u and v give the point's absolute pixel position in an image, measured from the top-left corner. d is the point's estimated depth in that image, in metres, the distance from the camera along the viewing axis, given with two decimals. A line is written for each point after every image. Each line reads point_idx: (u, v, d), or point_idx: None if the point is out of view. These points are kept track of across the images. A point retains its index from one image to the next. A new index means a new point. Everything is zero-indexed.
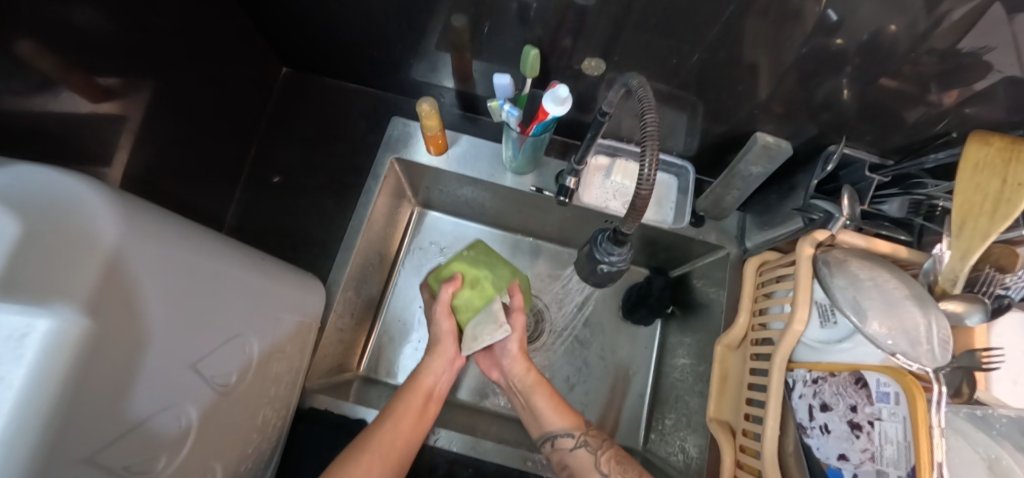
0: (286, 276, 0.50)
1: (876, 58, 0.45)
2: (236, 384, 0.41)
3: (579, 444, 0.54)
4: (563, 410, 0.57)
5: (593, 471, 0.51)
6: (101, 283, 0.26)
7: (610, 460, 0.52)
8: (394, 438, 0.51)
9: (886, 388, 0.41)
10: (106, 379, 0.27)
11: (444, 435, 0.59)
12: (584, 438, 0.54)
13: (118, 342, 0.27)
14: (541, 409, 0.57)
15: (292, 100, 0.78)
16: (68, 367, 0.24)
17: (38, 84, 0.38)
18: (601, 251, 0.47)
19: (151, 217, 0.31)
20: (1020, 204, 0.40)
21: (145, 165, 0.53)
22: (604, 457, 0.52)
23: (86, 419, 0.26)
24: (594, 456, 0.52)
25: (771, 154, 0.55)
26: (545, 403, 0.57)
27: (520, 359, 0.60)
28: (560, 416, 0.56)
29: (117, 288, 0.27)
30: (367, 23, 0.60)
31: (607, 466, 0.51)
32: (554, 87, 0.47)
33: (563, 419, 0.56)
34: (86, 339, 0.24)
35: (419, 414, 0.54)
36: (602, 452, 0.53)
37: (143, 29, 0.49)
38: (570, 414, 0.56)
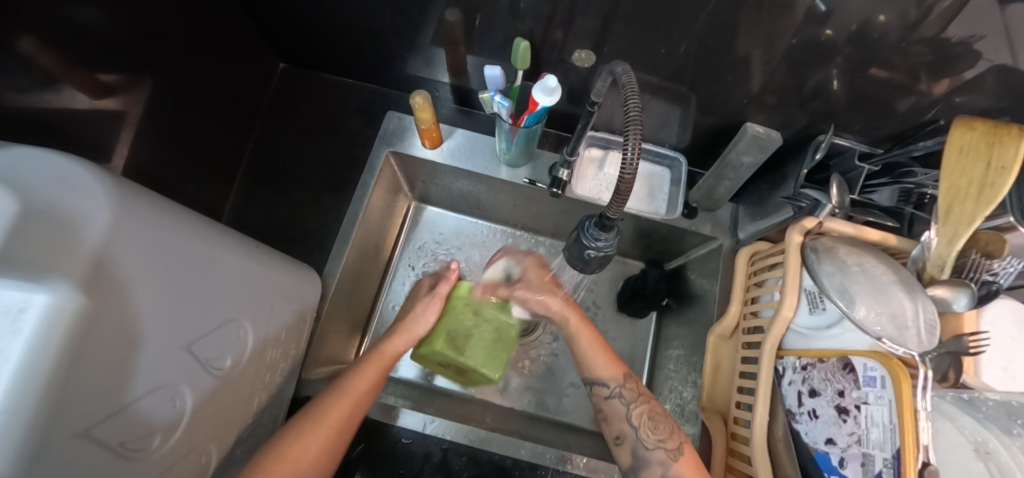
0: (283, 266, 0.50)
1: (866, 48, 0.45)
2: (232, 368, 0.42)
3: (614, 394, 0.54)
4: (609, 361, 0.56)
5: (623, 420, 0.53)
6: (92, 261, 0.26)
7: (642, 414, 0.52)
8: (330, 431, 0.48)
9: (873, 372, 0.41)
10: (99, 356, 0.27)
11: (438, 423, 0.58)
12: (619, 389, 0.54)
13: (110, 320, 0.28)
14: (587, 358, 0.56)
15: (289, 95, 0.78)
16: (62, 342, 0.24)
17: (43, 79, 0.39)
18: (588, 236, 0.47)
19: (146, 203, 0.32)
20: (1004, 187, 0.41)
21: (143, 159, 0.54)
22: (636, 411, 0.52)
23: (78, 399, 0.26)
24: (626, 408, 0.53)
25: (761, 144, 0.56)
26: (590, 353, 0.56)
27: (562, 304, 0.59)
28: (605, 365, 0.55)
29: (109, 269, 0.28)
30: (363, 18, 0.61)
31: (636, 419, 0.52)
32: (543, 77, 0.48)
33: (608, 368, 0.55)
34: (79, 316, 0.25)
35: (371, 388, 0.53)
36: (635, 405, 0.53)
37: (142, 25, 0.50)
38: (614, 362, 0.55)
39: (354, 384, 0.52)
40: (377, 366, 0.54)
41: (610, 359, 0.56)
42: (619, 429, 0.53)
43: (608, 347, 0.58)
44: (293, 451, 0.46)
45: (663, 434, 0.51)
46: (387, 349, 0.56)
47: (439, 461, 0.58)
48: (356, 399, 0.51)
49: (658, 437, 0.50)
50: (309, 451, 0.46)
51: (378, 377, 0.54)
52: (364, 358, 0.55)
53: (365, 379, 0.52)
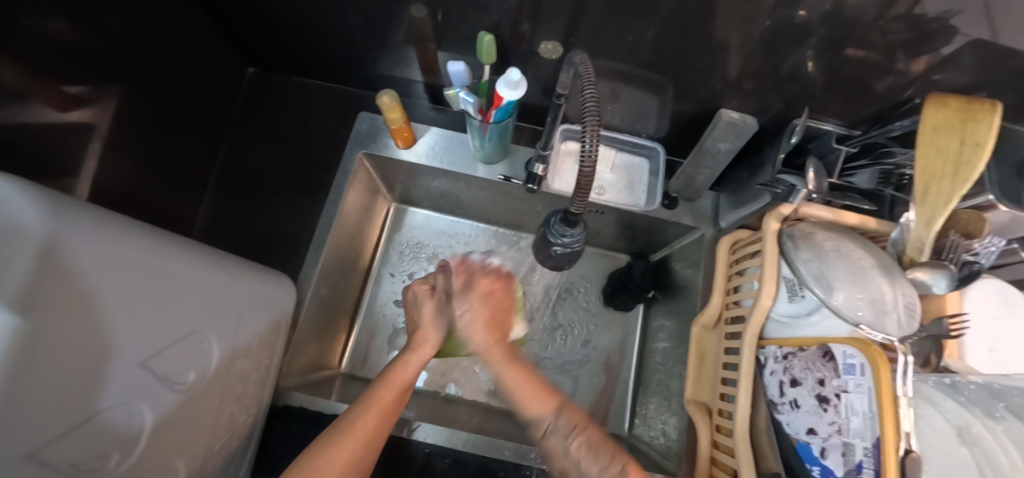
0: (250, 274, 0.50)
1: (839, 28, 0.44)
2: (196, 382, 0.41)
3: (548, 431, 0.50)
4: (536, 395, 0.51)
5: (565, 458, 0.49)
6: (37, 276, 0.25)
7: (580, 446, 0.47)
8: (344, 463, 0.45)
9: (852, 360, 0.40)
10: (51, 374, 0.26)
11: (422, 427, 0.58)
12: (552, 424, 0.50)
13: (59, 336, 0.27)
14: (514, 391, 0.52)
15: (259, 100, 0.77)
16: (10, 363, 0.23)
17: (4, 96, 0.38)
18: (554, 232, 0.46)
19: (89, 217, 0.30)
20: (978, 165, 0.40)
21: (111, 169, 0.53)
22: (573, 444, 0.48)
23: (27, 419, 0.25)
24: (563, 443, 0.49)
25: (737, 130, 0.55)
26: (517, 384, 0.51)
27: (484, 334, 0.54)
28: (534, 399, 0.51)
29: (57, 283, 0.27)
30: (328, 18, 0.60)
31: (576, 454, 0.47)
32: (507, 71, 0.47)
33: (537, 404, 0.51)
34: (29, 335, 0.24)
35: (386, 415, 0.50)
36: (573, 439, 0.48)
37: (106, 35, 0.49)
38: (546, 395, 0.51)
39: (382, 391, 0.51)
40: (402, 374, 0.54)
41: (540, 391, 0.51)
42: (563, 466, 0.49)
43: (537, 378, 0.52)
44: (327, 463, 0.44)
45: (605, 461, 0.45)
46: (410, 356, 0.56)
47: (423, 466, 0.57)
48: (386, 406, 0.50)
49: (601, 465, 0.45)
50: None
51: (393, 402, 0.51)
52: (387, 369, 0.55)
53: (394, 386, 0.52)
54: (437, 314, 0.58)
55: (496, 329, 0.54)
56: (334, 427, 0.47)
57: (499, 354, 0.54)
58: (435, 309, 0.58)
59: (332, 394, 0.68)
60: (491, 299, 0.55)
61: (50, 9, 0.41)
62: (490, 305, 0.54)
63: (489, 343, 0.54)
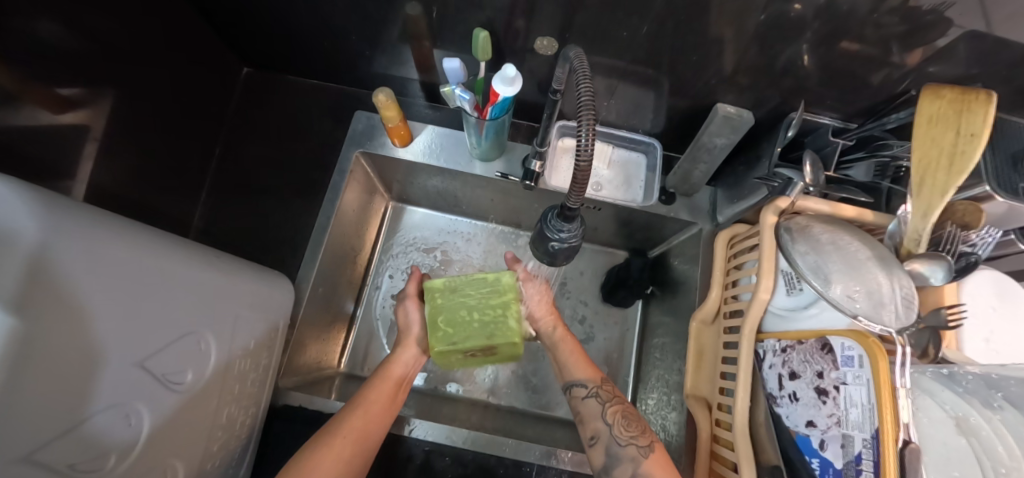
0: (248, 274, 0.49)
1: (835, 21, 0.44)
2: (194, 383, 0.41)
3: (590, 394, 0.55)
4: (587, 363, 0.58)
5: (598, 419, 0.53)
6: (28, 278, 0.25)
7: (617, 412, 0.52)
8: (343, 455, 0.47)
9: (850, 352, 0.40)
10: (45, 377, 0.26)
11: (420, 425, 0.58)
12: (595, 389, 0.55)
13: (52, 338, 0.27)
14: (565, 360, 0.58)
15: (254, 100, 0.77)
16: None
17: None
18: (551, 228, 0.46)
19: (79, 217, 0.30)
20: (975, 154, 0.40)
21: (106, 172, 0.52)
22: (610, 409, 0.53)
23: (22, 421, 0.25)
24: (601, 406, 0.53)
25: (733, 124, 0.54)
26: (569, 356, 0.58)
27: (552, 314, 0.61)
28: (583, 366, 0.57)
29: (49, 285, 0.26)
30: (322, 17, 0.60)
31: (611, 417, 0.52)
32: (501, 67, 0.47)
33: (585, 370, 0.57)
34: (19, 338, 0.24)
35: (379, 412, 0.52)
36: (609, 406, 0.53)
37: (98, 37, 0.49)
38: (593, 366, 0.57)
39: (368, 394, 0.52)
40: (392, 377, 0.55)
41: (588, 363, 0.58)
42: (593, 428, 0.52)
43: (586, 353, 0.60)
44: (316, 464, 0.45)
45: (635, 431, 0.50)
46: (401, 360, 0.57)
47: (423, 464, 0.57)
48: (376, 409, 0.52)
49: (631, 433, 0.50)
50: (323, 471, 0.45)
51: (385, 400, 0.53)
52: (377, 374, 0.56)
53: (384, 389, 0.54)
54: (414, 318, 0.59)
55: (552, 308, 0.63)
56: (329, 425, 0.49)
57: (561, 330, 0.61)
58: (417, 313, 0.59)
59: (332, 394, 0.67)
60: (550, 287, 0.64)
61: (43, 10, 0.41)
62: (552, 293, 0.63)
63: (553, 319, 0.61)
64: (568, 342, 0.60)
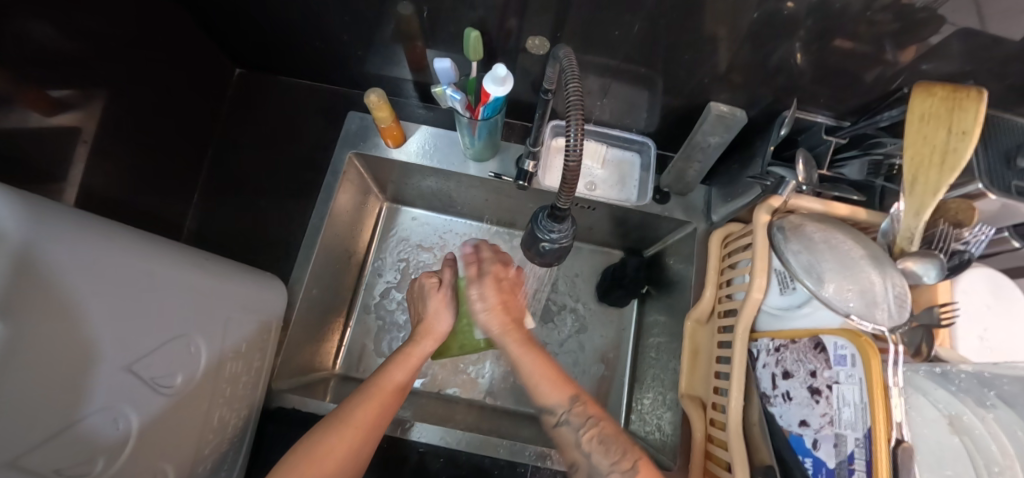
0: (238, 276, 0.49)
1: (827, 19, 0.44)
2: (184, 386, 0.41)
3: (562, 421, 0.50)
4: (554, 384, 0.51)
5: (576, 449, 0.49)
6: (12, 281, 0.25)
7: (592, 438, 0.48)
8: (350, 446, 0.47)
9: (843, 351, 0.40)
10: (31, 381, 0.26)
11: (418, 427, 0.58)
12: (567, 415, 0.50)
13: (37, 343, 0.26)
14: (531, 380, 0.51)
15: (247, 101, 0.77)
16: None
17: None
18: (542, 229, 0.45)
19: (64, 220, 0.30)
20: (966, 153, 0.40)
21: (98, 174, 0.52)
22: (586, 436, 0.48)
23: (5, 427, 0.25)
24: (576, 434, 0.49)
25: (726, 123, 0.54)
26: (535, 374, 0.51)
27: (506, 320, 0.54)
28: (554, 388, 0.51)
29: (33, 288, 0.26)
30: (314, 17, 0.59)
31: (587, 445, 0.48)
32: (493, 67, 0.46)
33: (555, 393, 0.50)
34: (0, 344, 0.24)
35: (384, 407, 0.50)
36: (585, 432, 0.48)
37: (89, 39, 0.48)
38: (563, 385, 0.51)
39: (369, 391, 0.50)
40: (405, 366, 0.54)
41: (558, 382, 0.51)
42: (574, 458, 0.50)
43: (554, 367, 0.52)
44: (326, 452, 0.45)
45: (616, 457, 0.47)
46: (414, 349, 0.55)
47: (417, 465, 0.57)
48: (385, 399, 0.51)
49: (611, 461, 0.46)
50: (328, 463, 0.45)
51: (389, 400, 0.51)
52: (389, 360, 0.54)
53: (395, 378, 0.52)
54: (441, 311, 0.57)
55: (507, 312, 0.54)
56: (331, 418, 0.48)
57: (516, 338, 0.53)
58: (441, 304, 0.58)
59: (327, 396, 0.67)
60: (504, 282, 0.55)
61: (32, 12, 0.41)
62: (505, 290, 0.55)
63: (505, 329, 0.54)
64: (530, 358, 0.52)
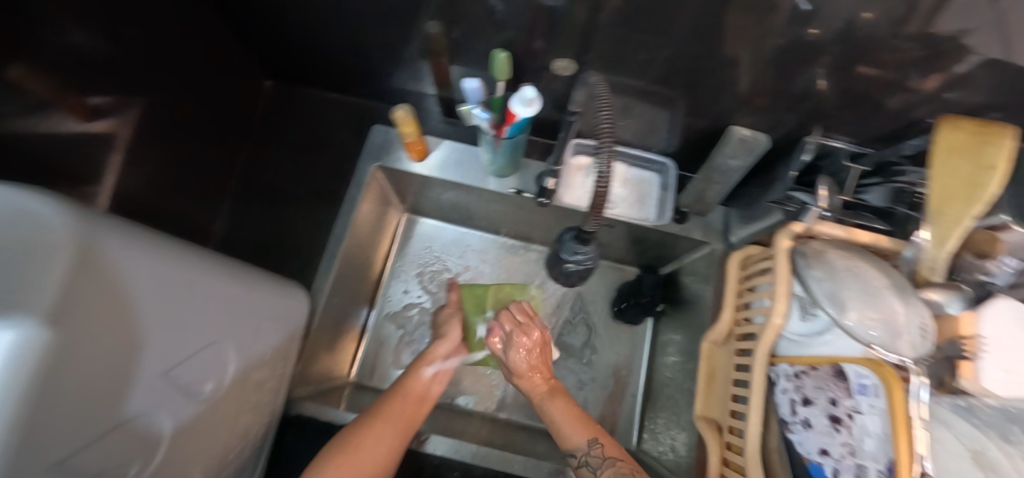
0: (267, 284, 0.50)
1: (853, 46, 0.44)
2: (213, 393, 0.42)
3: (582, 462, 0.51)
4: (578, 423, 0.53)
5: None
6: (72, 291, 0.25)
7: None
8: (378, 447, 0.51)
9: (865, 380, 0.40)
10: (80, 388, 0.27)
11: (432, 439, 0.58)
12: (586, 456, 0.51)
13: (90, 350, 0.27)
14: (558, 420, 0.55)
15: (276, 112, 0.79)
16: (37, 380, 0.23)
17: (33, 105, 0.39)
18: (567, 250, 0.46)
19: (115, 230, 0.30)
20: (992, 187, 0.40)
21: (131, 179, 0.54)
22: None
23: (57, 429, 0.26)
24: (594, 476, 0.49)
25: (748, 147, 0.55)
26: (558, 413, 0.55)
27: (536, 374, 0.59)
28: (576, 425, 0.53)
29: (89, 299, 0.27)
30: (345, 32, 0.61)
31: None
32: (521, 89, 0.48)
33: (578, 432, 0.53)
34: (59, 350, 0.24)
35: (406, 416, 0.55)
36: (602, 473, 0.49)
37: (126, 48, 0.50)
38: (585, 427, 0.53)
39: (391, 401, 0.56)
40: (422, 371, 0.60)
41: (582, 423, 0.54)
42: None
43: (580, 412, 0.56)
44: (366, 436, 0.51)
45: None
46: (431, 354, 0.62)
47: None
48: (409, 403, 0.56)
49: None
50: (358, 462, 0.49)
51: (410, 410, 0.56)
52: (409, 367, 0.61)
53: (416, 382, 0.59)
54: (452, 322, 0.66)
55: (544, 368, 0.60)
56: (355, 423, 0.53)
57: (545, 391, 0.58)
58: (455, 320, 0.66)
59: (342, 404, 0.68)
60: (542, 348, 0.61)
61: (76, 20, 0.42)
62: (541, 356, 0.60)
63: (542, 387, 0.58)
64: (556, 400, 0.56)
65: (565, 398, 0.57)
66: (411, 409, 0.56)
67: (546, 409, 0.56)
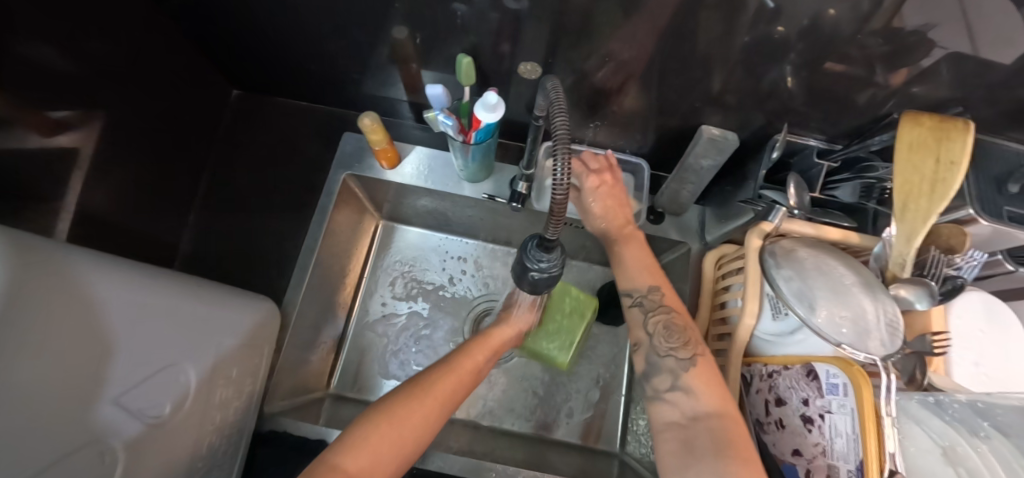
0: (227, 299, 0.49)
1: (819, 41, 0.44)
2: (174, 416, 0.41)
3: (636, 301, 0.51)
4: (646, 268, 0.52)
5: (641, 328, 0.49)
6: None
7: (659, 322, 0.48)
8: (416, 423, 0.44)
9: (835, 379, 0.40)
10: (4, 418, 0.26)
11: (434, 455, 0.58)
12: (642, 296, 0.50)
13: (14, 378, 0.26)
14: (623, 258, 0.53)
15: (245, 121, 0.77)
16: None
17: None
18: (530, 257, 0.41)
19: (38, 253, 0.30)
20: (955, 182, 0.40)
21: (92, 192, 0.52)
22: (653, 318, 0.49)
23: None
24: (642, 315, 0.50)
25: (719, 146, 0.55)
26: (630, 255, 0.53)
27: (622, 215, 0.55)
28: (647, 273, 0.52)
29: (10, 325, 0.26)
30: (310, 39, 0.60)
31: (651, 326, 0.48)
32: (484, 94, 0.47)
33: (645, 277, 0.52)
34: None
35: (450, 391, 0.48)
36: (652, 314, 0.49)
37: (87, 61, 0.49)
38: (654, 274, 0.52)
39: (439, 373, 0.49)
40: (484, 351, 0.55)
41: (652, 271, 0.53)
42: (636, 338, 0.50)
43: (653, 260, 0.54)
44: (406, 415, 0.44)
45: (676, 343, 0.47)
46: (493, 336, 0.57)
47: None
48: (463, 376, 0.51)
49: (670, 345, 0.47)
50: (392, 435, 0.42)
51: (455, 386, 0.49)
52: (468, 343, 0.56)
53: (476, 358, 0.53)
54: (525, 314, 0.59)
55: (622, 211, 0.55)
56: (399, 388, 0.47)
57: (625, 233, 0.55)
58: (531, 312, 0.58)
59: (320, 418, 0.67)
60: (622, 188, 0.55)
61: (33, 34, 0.41)
62: (619, 200, 0.55)
63: (621, 224, 0.55)
64: (627, 239, 0.55)
65: (647, 246, 0.54)
66: (456, 385, 0.49)
67: (618, 251, 0.54)
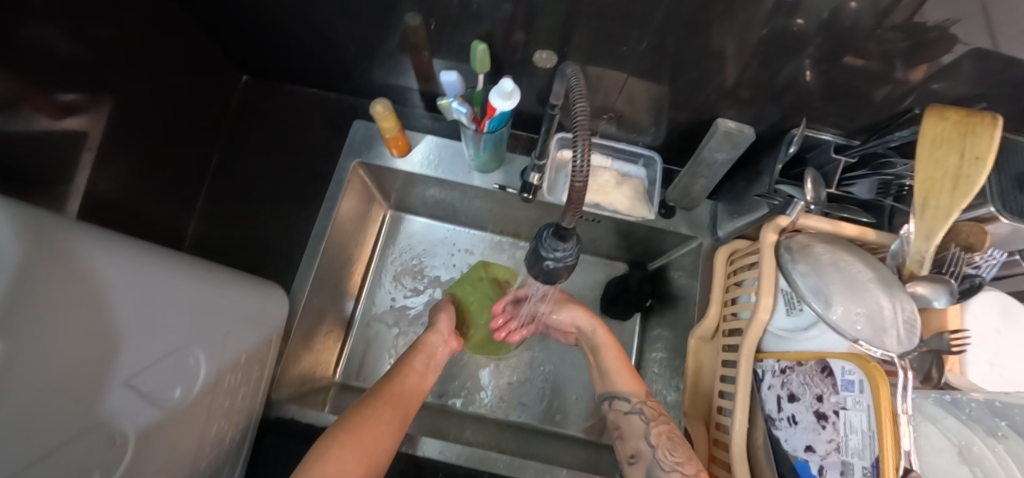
0: (238, 284, 0.49)
1: (839, 35, 0.43)
2: (181, 399, 0.41)
3: (633, 409, 0.53)
4: (632, 377, 0.56)
5: (641, 439, 0.51)
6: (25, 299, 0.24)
7: (662, 433, 0.50)
8: (374, 433, 0.48)
9: (851, 376, 0.39)
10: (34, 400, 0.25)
11: (427, 443, 0.57)
12: (640, 405, 0.53)
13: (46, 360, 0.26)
14: (610, 371, 0.58)
15: (253, 108, 0.77)
16: None
17: None
18: (545, 246, 0.41)
19: (67, 230, 0.29)
20: (979, 178, 0.40)
21: (101, 176, 0.52)
22: (656, 430, 0.50)
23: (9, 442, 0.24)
24: (645, 425, 0.51)
25: (733, 140, 0.54)
26: (613, 364, 0.58)
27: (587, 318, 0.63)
28: (630, 381, 0.56)
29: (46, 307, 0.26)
30: (320, 25, 0.59)
31: (656, 438, 0.50)
32: (499, 82, 0.46)
33: (629, 384, 0.56)
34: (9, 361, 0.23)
35: (394, 410, 0.51)
36: (654, 424, 0.51)
37: (94, 44, 0.48)
38: (637, 380, 0.56)
39: (384, 389, 0.52)
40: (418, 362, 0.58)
41: (633, 378, 0.57)
42: (634, 447, 0.51)
43: (631, 367, 0.59)
44: (366, 427, 0.48)
45: (681, 458, 0.47)
46: (426, 345, 0.60)
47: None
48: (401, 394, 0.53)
49: (675, 459, 0.47)
50: (354, 444, 0.46)
51: (397, 407, 0.51)
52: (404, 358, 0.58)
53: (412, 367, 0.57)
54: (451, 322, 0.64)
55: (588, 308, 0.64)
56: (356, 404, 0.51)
57: (607, 345, 0.61)
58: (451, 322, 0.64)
59: (326, 406, 0.67)
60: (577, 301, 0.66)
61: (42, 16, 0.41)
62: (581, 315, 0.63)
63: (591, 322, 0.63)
64: (600, 328, 0.62)
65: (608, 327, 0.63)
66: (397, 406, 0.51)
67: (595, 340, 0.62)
